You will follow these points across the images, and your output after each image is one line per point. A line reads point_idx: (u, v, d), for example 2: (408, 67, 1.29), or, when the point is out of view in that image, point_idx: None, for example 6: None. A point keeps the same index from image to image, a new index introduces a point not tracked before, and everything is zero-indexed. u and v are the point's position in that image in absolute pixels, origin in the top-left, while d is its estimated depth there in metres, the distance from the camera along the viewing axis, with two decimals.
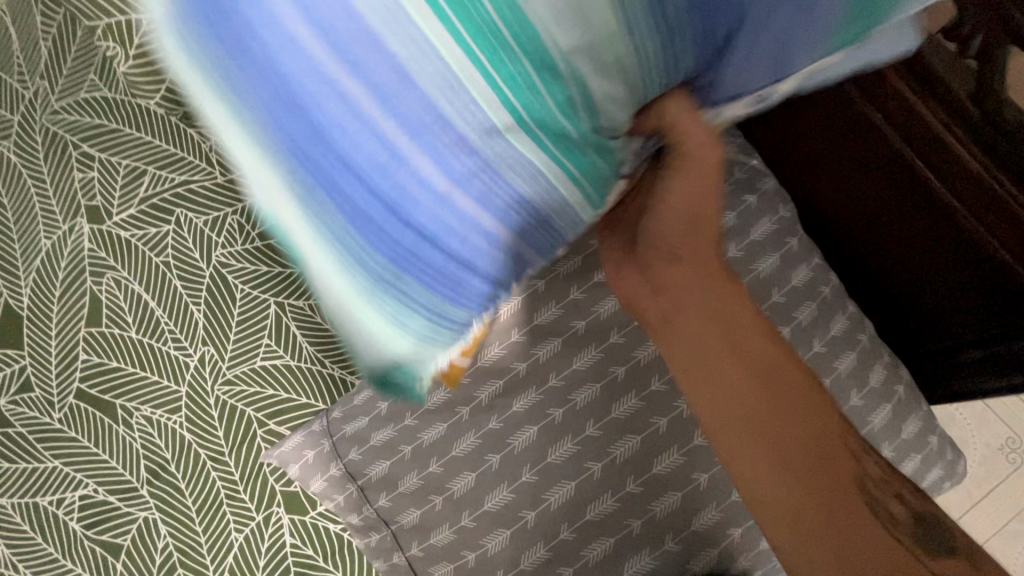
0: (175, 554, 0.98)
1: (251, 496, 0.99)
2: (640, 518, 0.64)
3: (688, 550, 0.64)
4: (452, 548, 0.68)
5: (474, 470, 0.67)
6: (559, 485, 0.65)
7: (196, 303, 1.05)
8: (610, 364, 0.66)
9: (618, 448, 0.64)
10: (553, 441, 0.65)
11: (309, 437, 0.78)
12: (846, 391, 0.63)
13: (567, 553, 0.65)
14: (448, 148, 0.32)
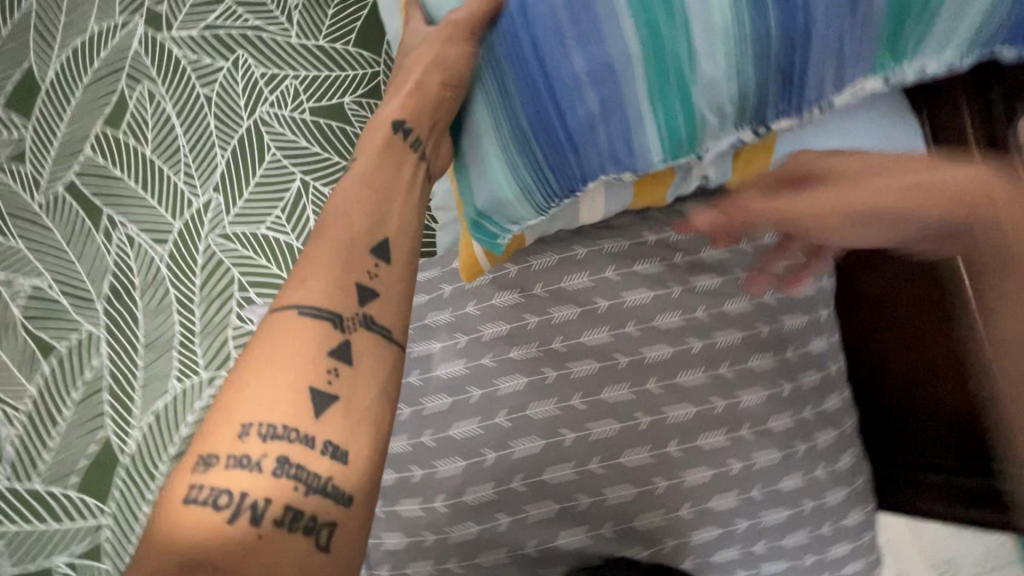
0: (106, 377, 0.94)
1: (203, 352, 0.95)
2: (590, 497, 0.60)
3: (622, 542, 0.61)
4: (400, 459, 0.64)
5: (451, 395, 0.64)
6: (527, 439, 0.61)
7: (222, 148, 1.01)
8: (615, 351, 0.64)
9: (595, 427, 0.62)
10: (537, 397, 0.63)
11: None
12: (815, 461, 0.64)
13: (512, 504, 0.61)
14: (606, 74, 0.50)
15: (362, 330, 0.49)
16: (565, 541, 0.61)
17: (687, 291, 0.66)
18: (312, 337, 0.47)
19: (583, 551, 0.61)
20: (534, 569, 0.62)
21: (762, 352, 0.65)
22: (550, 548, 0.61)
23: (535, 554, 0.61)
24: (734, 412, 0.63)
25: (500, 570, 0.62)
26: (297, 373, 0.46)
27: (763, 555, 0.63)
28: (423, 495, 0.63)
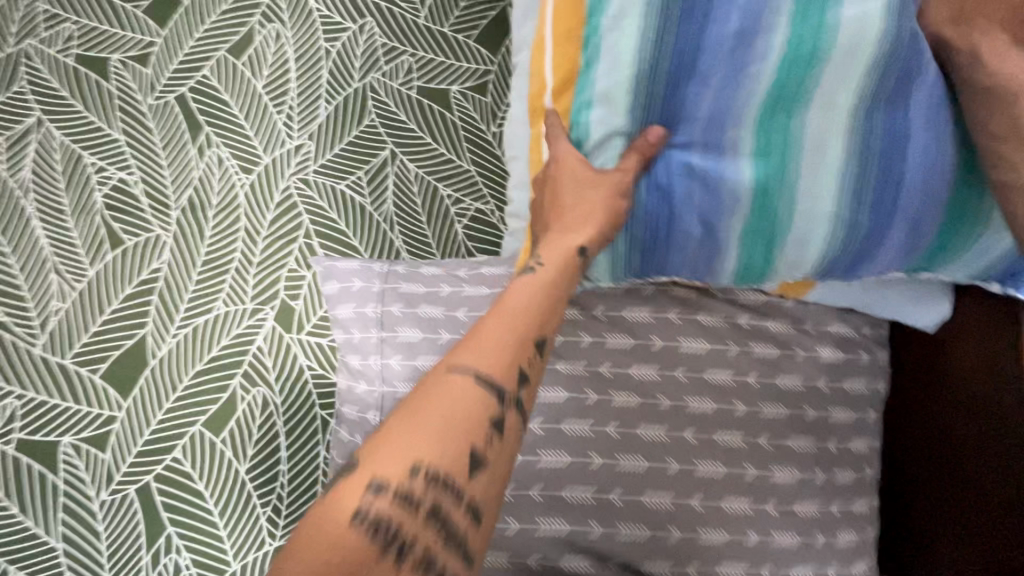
0: (160, 282, 0.97)
1: (254, 283, 0.98)
2: (603, 526, 0.60)
3: None
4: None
5: None
6: (555, 451, 0.62)
7: (327, 101, 1.05)
8: (660, 392, 0.64)
9: (623, 458, 0.62)
10: (574, 414, 0.63)
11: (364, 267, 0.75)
12: (831, 559, 0.62)
13: (525, 511, 0.61)
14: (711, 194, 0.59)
15: (516, 409, 0.50)
16: (567, 562, 0.61)
17: (744, 354, 0.66)
18: (476, 396, 0.48)
19: None
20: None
21: (803, 434, 0.64)
22: (550, 565, 0.61)
23: (534, 566, 0.61)
24: (763, 484, 0.62)
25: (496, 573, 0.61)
26: (462, 427, 0.46)
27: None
28: None
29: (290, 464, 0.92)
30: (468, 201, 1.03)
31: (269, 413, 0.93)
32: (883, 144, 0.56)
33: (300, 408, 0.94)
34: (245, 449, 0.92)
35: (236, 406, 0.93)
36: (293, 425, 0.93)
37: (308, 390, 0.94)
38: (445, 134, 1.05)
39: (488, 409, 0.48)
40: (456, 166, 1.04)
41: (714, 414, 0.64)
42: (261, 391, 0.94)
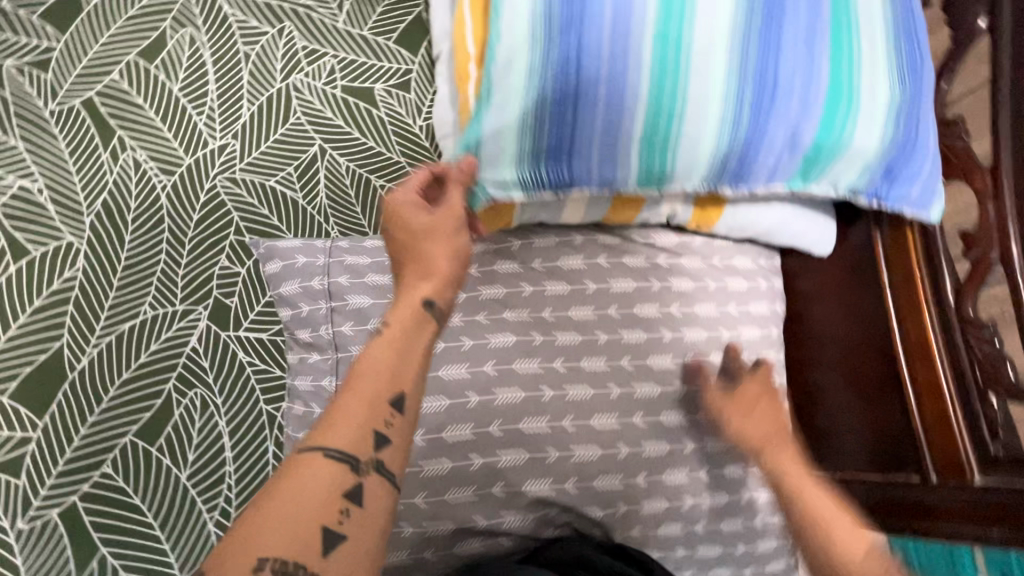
0: (75, 290, 0.91)
1: (183, 284, 0.94)
2: (558, 451, 0.66)
3: (581, 498, 0.66)
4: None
5: (445, 340, 0.69)
6: (509, 389, 0.67)
7: (250, 102, 1.06)
8: (597, 328, 0.71)
9: (571, 388, 0.68)
10: (523, 354, 0.68)
11: (307, 244, 0.75)
12: None
13: (487, 446, 0.65)
14: (614, 99, 0.59)
15: (375, 473, 0.48)
16: (530, 487, 0.65)
17: (665, 289, 0.74)
18: (326, 476, 0.46)
19: (545, 501, 0.66)
20: (495, 511, 0.65)
21: (722, 352, 0.73)
22: (514, 492, 0.65)
23: (500, 496, 0.65)
24: (693, 398, 0.70)
25: (464, 508, 0.65)
26: (320, 501, 0.45)
27: (701, 535, 0.70)
28: None
29: (236, 467, 0.89)
30: None
31: (209, 414, 0.89)
32: (762, 50, 0.61)
33: (243, 408, 0.91)
34: (185, 454, 0.88)
35: (173, 412, 0.89)
36: (236, 426, 0.90)
37: (250, 388, 0.92)
38: (373, 129, 1.08)
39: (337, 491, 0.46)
40: (387, 158, 1.07)
41: (646, 342, 0.71)
42: (199, 392, 0.90)
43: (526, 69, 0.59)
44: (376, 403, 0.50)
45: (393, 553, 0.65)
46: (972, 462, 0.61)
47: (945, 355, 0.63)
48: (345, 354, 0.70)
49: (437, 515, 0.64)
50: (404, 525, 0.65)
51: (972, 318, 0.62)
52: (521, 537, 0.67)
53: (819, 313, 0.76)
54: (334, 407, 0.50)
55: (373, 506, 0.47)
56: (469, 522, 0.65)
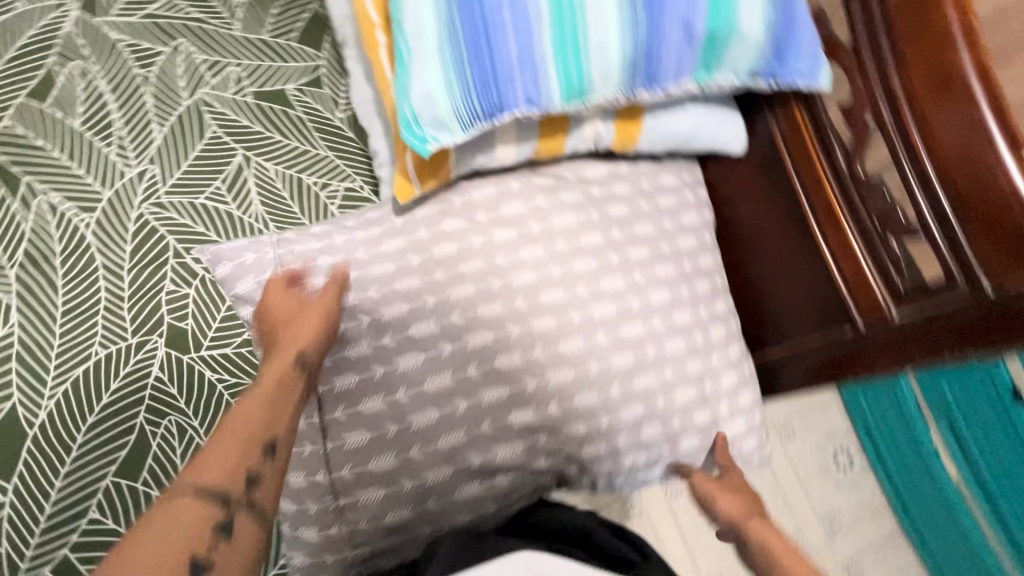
0: (15, 346, 0.87)
1: (132, 317, 0.92)
2: (536, 379, 0.70)
3: (565, 418, 0.70)
4: (362, 361, 0.70)
5: (409, 302, 0.71)
6: (478, 333, 0.70)
7: (160, 124, 1.03)
8: (549, 264, 0.74)
9: (536, 321, 0.72)
10: (485, 299, 0.71)
11: (253, 241, 0.77)
12: (712, 351, 0.79)
13: (469, 389, 0.69)
14: (519, 22, 0.62)
15: (246, 510, 0.54)
16: (516, 418, 0.69)
17: (603, 217, 0.78)
18: (198, 519, 0.50)
19: (532, 429, 0.70)
20: (486, 447, 0.69)
21: (665, 263, 0.79)
22: (502, 426, 0.69)
23: (489, 433, 0.69)
24: (647, 308, 0.76)
25: (457, 452, 0.68)
26: (184, 541, 0.48)
27: (679, 430, 0.75)
28: (385, 390, 0.69)
29: None
30: (335, 183, 1.07)
31: (189, 439, 0.89)
32: None
33: None
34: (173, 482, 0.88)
35: (149, 444, 0.88)
36: None
37: (226, 406, 0.93)
38: (294, 130, 1.08)
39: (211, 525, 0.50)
40: (314, 154, 1.08)
41: (597, 268, 0.76)
42: (173, 418, 0.90)
43: (432, 10, 0.62)
44: (250, 446, 0.55)
45: (396, 512, 0.68)
46: (889, 301, 0.71)
47: (851, 219, 0.73)
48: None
49: (433, 464, 0.68)
50: (405, 480, 0.68)
51: (865, 180, 0.71)
52: (514, 471, 0.70)
53: (744, 210, 0.86)
54: (206, 452, 0.55)
55: (241, 546, 0.52)
56: (464, 462, 0.69)
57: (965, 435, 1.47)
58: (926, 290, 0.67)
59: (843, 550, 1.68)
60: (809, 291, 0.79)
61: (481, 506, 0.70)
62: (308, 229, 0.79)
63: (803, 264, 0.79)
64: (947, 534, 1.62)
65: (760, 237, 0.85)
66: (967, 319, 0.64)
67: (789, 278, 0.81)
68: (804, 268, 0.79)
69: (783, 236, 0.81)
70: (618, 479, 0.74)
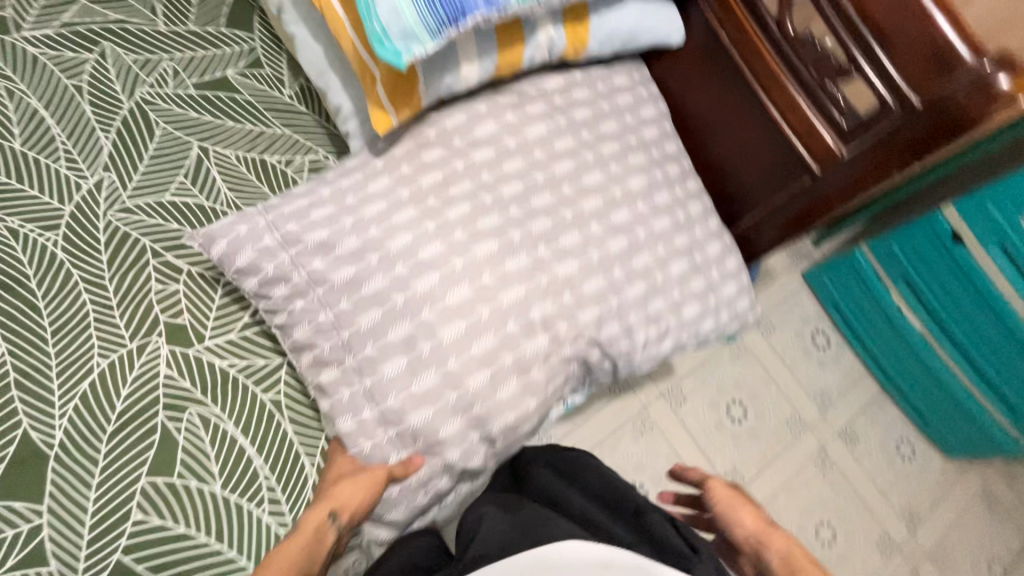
0: (11, 374, 0.85)
1: (126, 322, 0.91)
2: (545, 275, 0.75)
3: (578, 305, 0.75)
4: (382, 294, 0.72)
5: (412, 231, 0.74)
6: (484, 243, 0.74)
7: (105, 130, 1.00)
8: (532, 171, 0.79)
9: (534, 224, 0.76)
10: (482, 214, 0.75)
11: (243, 214, 0.76)
12: (693, 224, 0.86)
13: (488, 295, 0.73)
14: None
15: None
16: (538, 312, 0.74)
17: (570, 121, 0.83)
18: None
19: (552, 321, 0.74)
20: (514, 344, 0.73)
21: (636, 153, 0.85)
22: (526, 323, 0.73)
23: (517, 331, 0.73)
24: (629, 194, 0.82)
25: (493, 355, 0.72)
26: None
27: (680, 300, 0.82)
28: (410, 314, 0.72)
29: (265, 457, 0.90)
30: (299, 158, 1.08)
31: (215, 425, 0.89)
32: None
33: (244, 406, 0.91)
34: (210, 469, 0.87)
35: (176, 438, 0.87)
36: (246, 424, 0.91)
37: (242, 387, 0.93)
38: (245, 112, 1.08)
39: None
40: (271, 133, 1.09)
41: (575, 167, 0.81)
42: (195, 410, 0.89)
43: None
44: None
45: (448, 424, 0.71)
46: (837, 142, 0.80)
47: (789, 76, 0.81)
48: (327, 285, 0.74)
49: (472, 369, 0.71)
50: (449, 392, 0.71)
51: (795, 36, 0.78)
52: (545, 364, 0.74)
53: (694, 97, 0.93)
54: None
55: None
56: (499, 363, 0.72)
57: (919, 284, 1.60)
58: (867, 123, 0.77)
59: (837, 421, 1.82)
60: (765, 154, 0.88)
61: (522, 402, 0.73)
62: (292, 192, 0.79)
63: (756, 128, 0.87)
64: (924, 386, 1.76)
65: (711, 115, 0.92)
66: (908, 134, 0.74)
67: (744, 145, 0.89)
68: (757, 133, 0.87)
69: (734, 108, 0.88)
70: (637, 355, 0.80)
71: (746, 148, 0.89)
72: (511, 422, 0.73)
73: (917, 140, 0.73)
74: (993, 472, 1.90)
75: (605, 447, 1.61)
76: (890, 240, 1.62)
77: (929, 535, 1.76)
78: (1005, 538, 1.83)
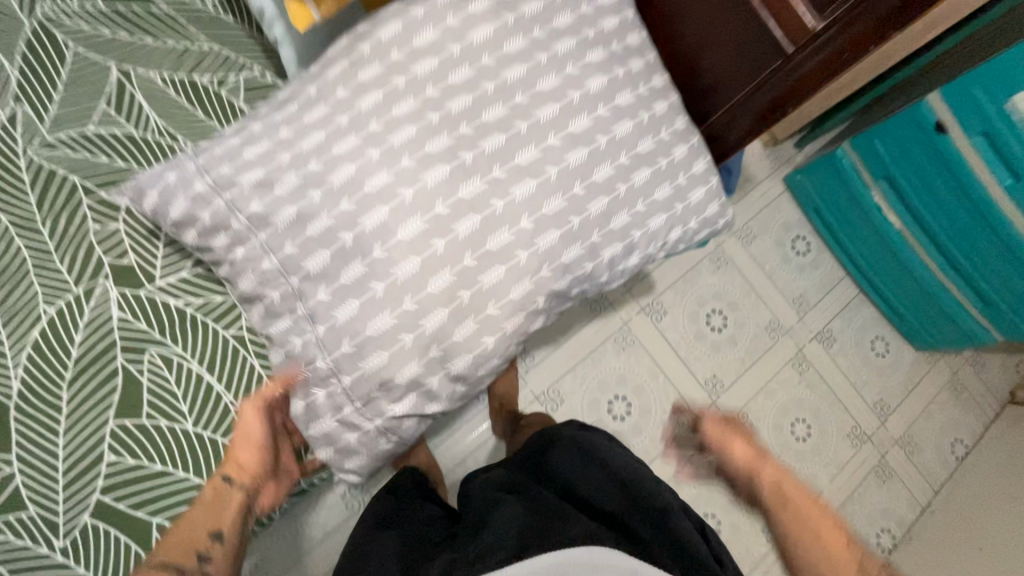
0: None
1: (69, 267, 0.87)
2: (503, 200, 0.67)
3: (538, 231, 0.69)
4: (329, 233, 0.65)
5: (355, 162, 0.65)
6: (434, 168, 0.66)
7: (9, 57, 0.90)
8: (481, 81, 0.71)
9: (485, 142, 0.69)
10: (431, 135, 0.67)
11: (173, 160, 0.69)
12: (659, 127, 0.79)
13: (442, 227, 0.65)
14: None
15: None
16: (494, 243, 0.67)
17: (519, 19, 0.74)
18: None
19: (511, 247, 0.68)
20: (472, 280, 0.66)
21: (593, 49, 0.77)
22: (482, 254, 0.66)
23: (473, 264, 0.66)
24: (588, 99, 0.74)
25: (450, 295, 0.65)
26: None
27: (644, 212, 0.77)
28: (360, 254, 0.65)
29: (234, 392, 0.88)
30: (232, 76, 0.99)
31: (178, 363, 0.87)
32: None
33: (207, 343, 0.89)
34: (179, 408, 0.86)
35: (139, 380, 0.86)
36: (210, 360, 0.88)
37: (201, 324, 0.89)
38: (165, 26, 0.98)
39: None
40: (198, 51, 0.99)
41: (528, 73, 0.73)
42: (155, 350, 0.87)
43: None
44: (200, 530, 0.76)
45: (407, 367, 0.66)
46: (812, 16, 0.75)
47: None
48: (269, 230, 0.66)
49: (430, 308, 0.65)
50: (404, 335, 0.65)
51: None
52: (504, 301, 0.68)
53: None
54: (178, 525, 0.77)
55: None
56: (458, 301, 0.66)
57: (899, 181, 1.57)
58: None
59: (815, 324, 1.85)
60: (735, 37, 0.83)
61: (479, 342, 0.68)
62: (223, 134, 0.71)
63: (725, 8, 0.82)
64: (904, 283, 1.76)
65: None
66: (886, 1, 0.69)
67: (712, 27, 0.85)
68: (726, 13, 0.82)
69: None
70: (603, 272, 0.76)
71: (715, 30, 0.85)
72: (470, 362, 0.69)
73: (894, 7, 0.69)
74: (959, 360, 1.98)
75: (588, 363, 1.64)
76: (873, 135, 1.55)
77: (900, 423, 1.86)
78: (968, 420, 1.93)
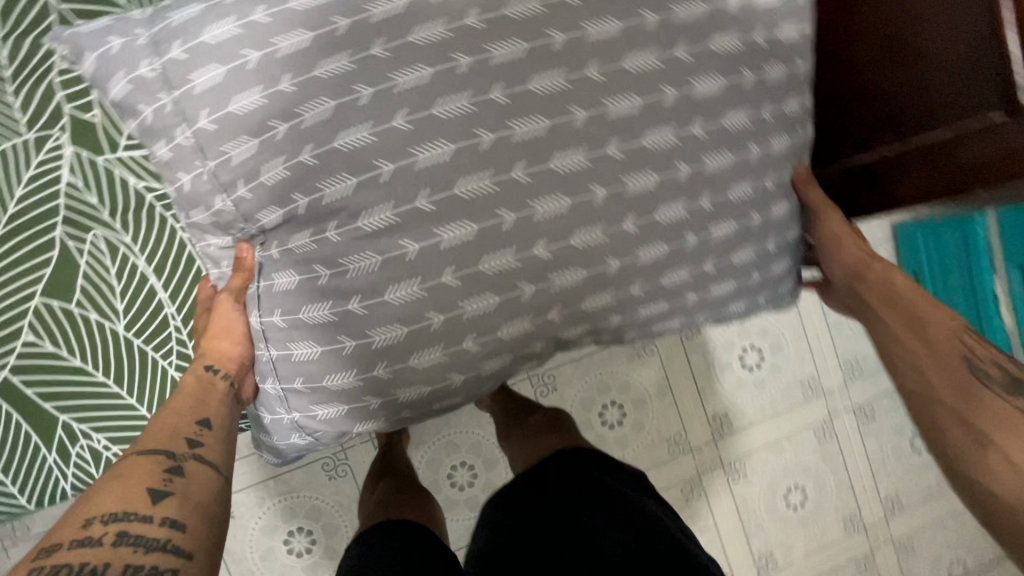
0: None
1: (21, 106, 0.72)
2: (515, 213, 0.51)
3: (554, 263, 0.53)
4: (282, 190, 0.50)
5: (335, 99, 0.48)
6: (432, 143, 0.49)
7: None
8: (549, 28, 0.50)
9: (518, 125, 0.50)
10: (447, 90, 0.49)
11: (122, 21, 0.51)
12: (766, 170, 0.59)
13: (422, 226, 0.50)
14: None
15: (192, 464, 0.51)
16: (489, 266, 0.52)
17: None
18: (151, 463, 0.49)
19: (512, 273, 0.52)
20: (451, 303, 0.52)
21: (723, 28, 0.54)
22: (472, 275, 0.52)
23: (455, 284, 0.52)
24: (685, 104, 0.53)
25: (413, 309, 0.52)
26: (141, 463, 0.48)
27: (707, 272, 0.59)
28: (314, 227, 0.51)
29: (177, 303, 0.78)
30: None
31: (122, 256, 0.75)
32: None
33: (159, 241, 0.76)
34: (113, 305, 0.76)
35: (77, 261, 0.75)
36: (159, 261, 0.77)
37: (158, 217, 0.76)
38: None
39: (160, 470, 0.48)
40: None
41: (618, 36, 0.51)
42: (100, 233, 0.75)
43: None
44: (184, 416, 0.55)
45: (337, 377, 0.54)
46: None
47: None
48: (217, 159, 0.50)
49: (379, 321, 0.52)
50: (345, 340, 0.53)
51: None
52: (485, 337, 0.54)
53: None
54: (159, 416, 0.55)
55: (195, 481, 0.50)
56: (423, 323, 0.52)
57: None
58: None
59: (857, 395, 1.63)
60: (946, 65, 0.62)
61: (443, 377, 0.55)
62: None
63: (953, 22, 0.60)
64: None
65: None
66: None
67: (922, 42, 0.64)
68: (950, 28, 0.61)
69: None
70: (634, 331, 0.59)
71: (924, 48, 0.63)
72: (424, 394, 0.56)
73: None
74: None
75: (595, 359, 1.48)
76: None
77: (904, 525, 1.67)
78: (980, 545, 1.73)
